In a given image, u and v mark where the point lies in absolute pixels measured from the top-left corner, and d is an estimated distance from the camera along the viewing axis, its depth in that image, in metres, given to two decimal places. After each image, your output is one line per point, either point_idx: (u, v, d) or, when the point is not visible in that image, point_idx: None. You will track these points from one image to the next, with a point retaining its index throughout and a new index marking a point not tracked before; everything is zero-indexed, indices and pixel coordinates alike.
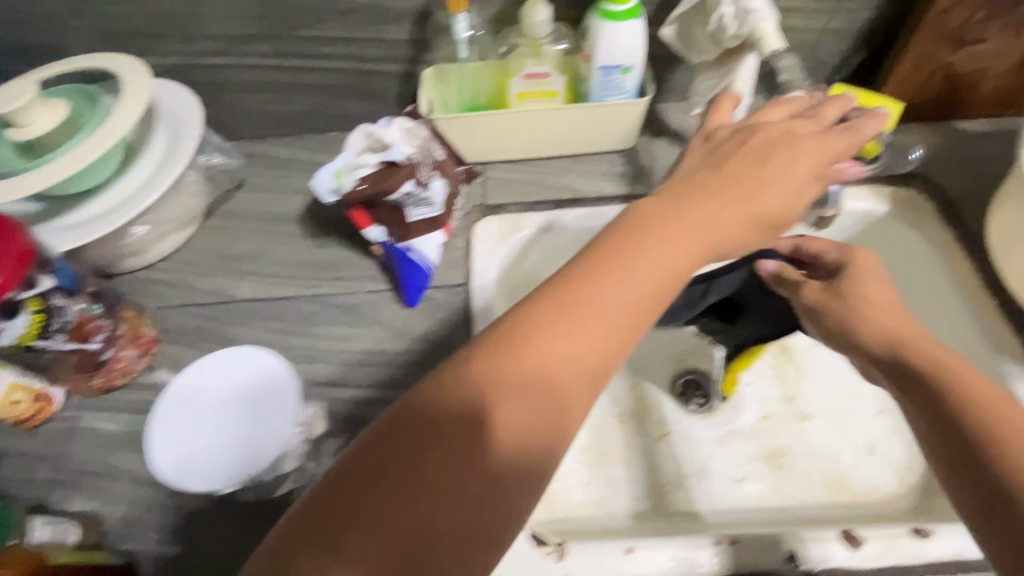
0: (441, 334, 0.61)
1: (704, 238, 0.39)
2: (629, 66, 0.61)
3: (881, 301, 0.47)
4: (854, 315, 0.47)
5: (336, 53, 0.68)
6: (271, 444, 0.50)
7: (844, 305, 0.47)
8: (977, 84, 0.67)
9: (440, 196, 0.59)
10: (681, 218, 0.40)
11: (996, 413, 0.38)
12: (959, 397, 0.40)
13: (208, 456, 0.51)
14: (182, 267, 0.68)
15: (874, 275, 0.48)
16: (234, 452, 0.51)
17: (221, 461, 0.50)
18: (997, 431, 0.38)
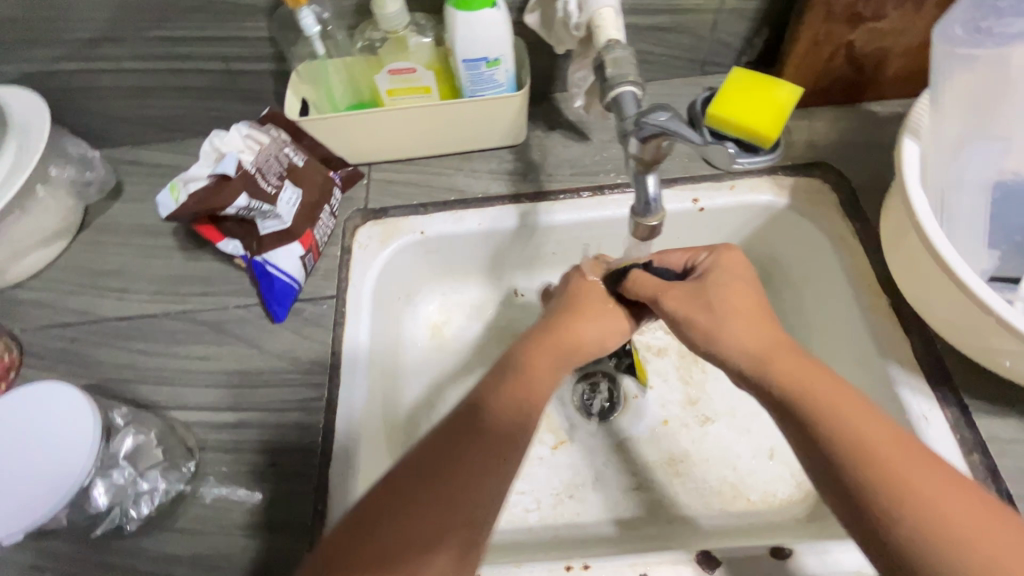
0: (306, 347, 0.58)
1: (596, 326, 0.52)
2: (496, 58, 0.57)
3: (740, 311, 0.47)
4: (708, 327, 0.47)
5: (197, 54, 0.64)
6: (79, 459, 0.42)
7: (712, 318, 0.47)
8: (882, 63, 0.62)
9: (292, 205, 0.58)
10: (580, 315, 0.52)
11: (866, 427, 0.40)
12: (831, 419, 0.41)
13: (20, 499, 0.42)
14: (51, 285, 0.65)
15: (731, 283, 0.49)
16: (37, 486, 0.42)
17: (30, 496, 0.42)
18: (860, 450, 0.39)
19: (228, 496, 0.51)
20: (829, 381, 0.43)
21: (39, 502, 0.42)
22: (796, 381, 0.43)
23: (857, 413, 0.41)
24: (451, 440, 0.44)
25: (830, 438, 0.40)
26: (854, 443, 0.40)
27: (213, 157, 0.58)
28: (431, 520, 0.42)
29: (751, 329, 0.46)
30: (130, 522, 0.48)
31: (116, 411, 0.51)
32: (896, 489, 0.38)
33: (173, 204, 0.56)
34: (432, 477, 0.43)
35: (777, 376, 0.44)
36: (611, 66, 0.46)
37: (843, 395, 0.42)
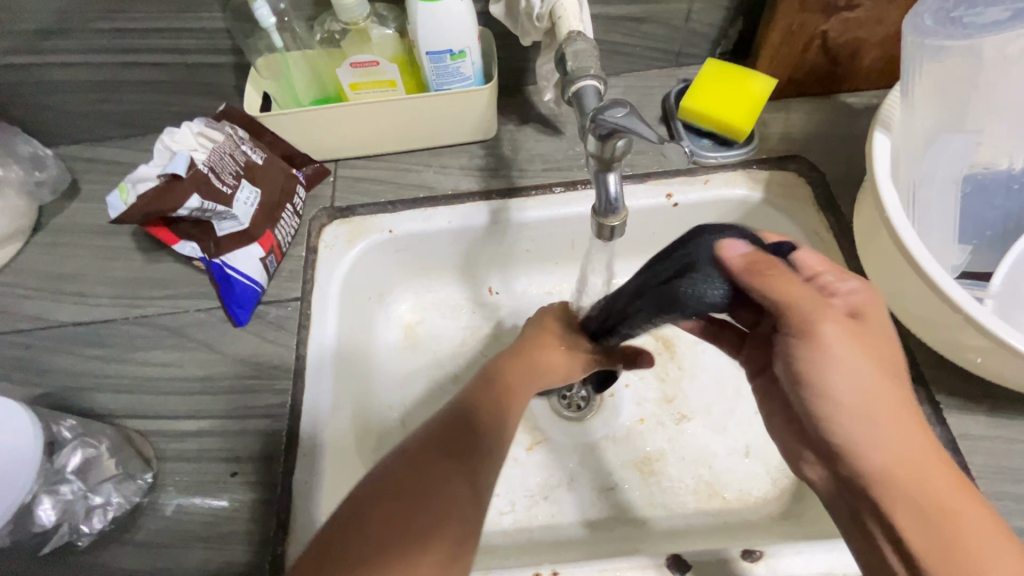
0: (270, 352, 0.56)
1: (551, 361, 0.53)
2: (462, 51, 0.55)
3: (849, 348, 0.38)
4: (820, 372, 0.39)
5: (151, 47, 0.61)
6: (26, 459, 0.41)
7: (847, 350, 0.39)
8: (857, 53, 0.61)
9: (249, 206, 0.56)
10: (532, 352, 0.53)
11: (957, 504, 0.37)
12: (924, 486, 0.37)
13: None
14: (3, 290, 0.62)
15: (881, 320, 0.40)
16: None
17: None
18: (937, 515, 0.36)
19: (187, 507, 0.50)
20: (916, 436, 0.38)
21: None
22: (884, 432, 0.38)
23: (920, 465, 0.38)
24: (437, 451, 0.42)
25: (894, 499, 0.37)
26: (922, 502, 0.37)
27: (164, 156, 0.55)
28: (433, 536, 0.38)
29: (850, 365, 0.38)
30: (83, 537, 0.47)
31: (63, 423, 0.49)
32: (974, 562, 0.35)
33: (121, 205, 0.53)
34: (427, 493, 0.40)
35: (860, 427, 0.39)
36: (573, 58, 0.44)
37: (923, 455, 0.38)
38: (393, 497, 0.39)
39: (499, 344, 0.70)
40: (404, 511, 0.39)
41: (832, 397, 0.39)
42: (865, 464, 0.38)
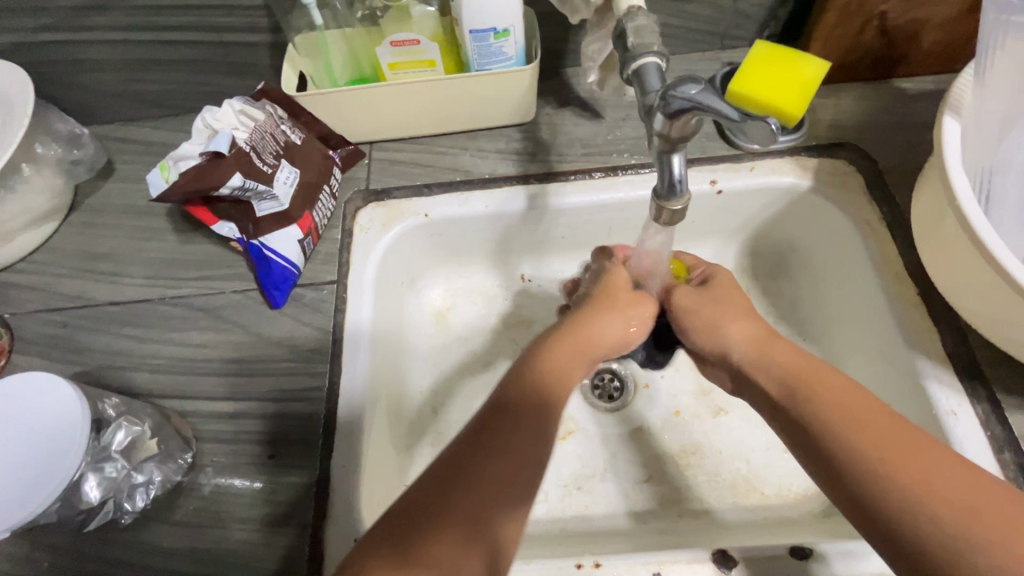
0: (306, 334, 0.56)
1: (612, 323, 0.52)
2: (505, 29, 0.54)
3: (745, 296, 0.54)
4: (710, 321, 0.52)
5: (188, 25, 0.61)
6: (77, 415, 0.42)
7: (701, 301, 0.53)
8: (915, 36, 0.59)
9: (288, 185, 0.56)
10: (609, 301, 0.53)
11: (865, 413, 0.41)
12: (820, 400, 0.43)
13: (35, 476, 0.40)
14: (40, 268, 0.62)
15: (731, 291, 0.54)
16: (49, 456, 0.41)
17: (45, 467, 0.41)
18: (858, 425, 0.40)
19: (226, 487, 0.50)
20: (838, 379, 0.44)
21: (59, 465, 0.40)
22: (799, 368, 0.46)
23: (849, 394, 0.42)
24: (472, 437, 0.42)
25: (825, 414, 0.42)
26: (850, 418, 0.41)
27: (205, 135, 0.55)
28: (458, 514, 0.38)
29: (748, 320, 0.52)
30: (125, 515, 0.48)
31: (107, 401, 0.49)
32: (887, 454, 0.38)
33: (163, 183, 0.53)
34: (463, 484, 0.40)
35: (799, 371, 0.46)
36: (630, 35, 0.43)
37: (852, 392, 0.42)
38: (434, 483, 0.40)
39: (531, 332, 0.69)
40: (438, 497, 0.39)
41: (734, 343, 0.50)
42: (789, 391, 0.45)
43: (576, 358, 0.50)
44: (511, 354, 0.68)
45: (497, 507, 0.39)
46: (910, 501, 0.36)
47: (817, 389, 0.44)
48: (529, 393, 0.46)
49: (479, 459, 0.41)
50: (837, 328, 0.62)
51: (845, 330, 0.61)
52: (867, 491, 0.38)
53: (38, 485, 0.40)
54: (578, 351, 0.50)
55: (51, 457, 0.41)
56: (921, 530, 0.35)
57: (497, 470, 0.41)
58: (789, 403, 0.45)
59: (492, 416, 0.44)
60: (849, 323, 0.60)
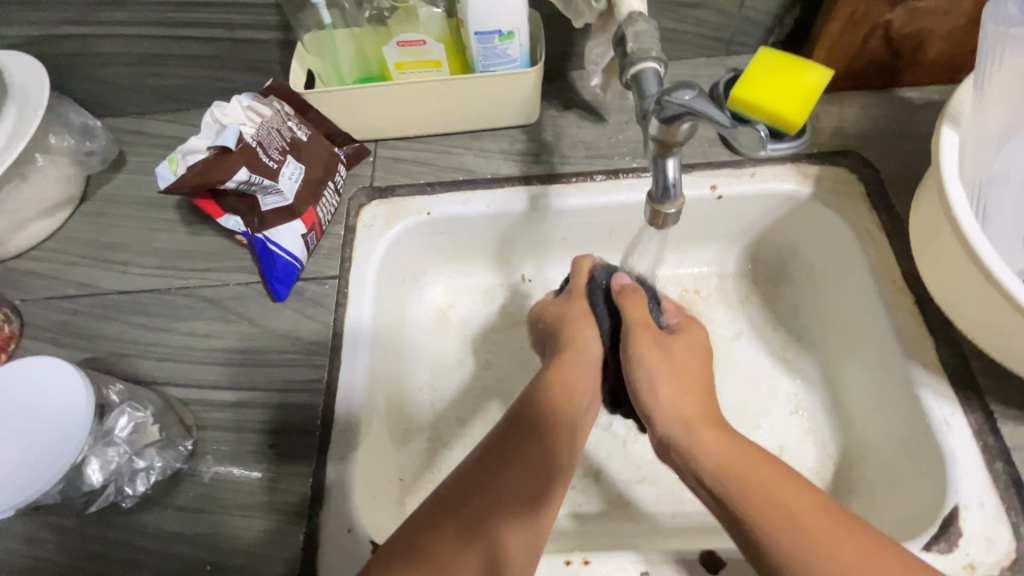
0: (308, 327, 0.57)
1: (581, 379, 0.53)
2: (510, 32, 0.54)
3: (690, 361, 0.54)
4: (656, 392, 0.51)
5: (200, 21, 0.62)
6: (78, 386, 0.43)
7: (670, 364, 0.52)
8: (921, 45, 0.59)
9: (294, 181, 0.57)
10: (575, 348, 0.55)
11: (778, 493, 0.43)
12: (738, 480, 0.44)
13: (47, 445, 0.42)
14: (52, 257, 0.64)
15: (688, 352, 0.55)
16: (56, 427, 0.42)
17: (54, 437, 0.42)
18: (796, 520, 0.41)
19: (226, 475, 0.51)
20: (762, 461, 0.45)
21: (69, 433, 0.42)
22: (729, 455, 0.46)
23: (778, 482, 0.43)
24: (481, 461, 0.47)
25: (762, 508, 0.42)
26: (788, 513, 0.41)
27: (214, 129, 0.56)
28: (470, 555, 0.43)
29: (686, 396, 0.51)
30: (126, 499, 0.49)
31: (111, 387, 0.50)
32: (841, 558, 0.39)
33: (172, 177, 0.54)
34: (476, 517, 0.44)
35: (721, 448, 0.46)
36: (631, 40, 0.43)
37: (783, 481, 0.43)
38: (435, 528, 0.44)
39: (530, 332, 0.70)
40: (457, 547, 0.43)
41: (668, 424, 0.49)
42: (723, 474, 0.45)
43: (578, 368, 0.54)
44: (509, 352, 0.69)
45: (495, 518, 0.44)
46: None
47: (743, 477, 0.44)
48: (530, 423, 0.50)
49: (490, 492, 0.46)
50: (835, 336, 0.62)
51: (842, 338, 0.61)
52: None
53: (50, 454, 0.42)
54: (566, 387, 0.52)
55: (59, 427, 0.42)
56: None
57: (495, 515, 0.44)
58: (727, 497, 0.44)
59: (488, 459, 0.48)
60: (847, 331, 0.60)
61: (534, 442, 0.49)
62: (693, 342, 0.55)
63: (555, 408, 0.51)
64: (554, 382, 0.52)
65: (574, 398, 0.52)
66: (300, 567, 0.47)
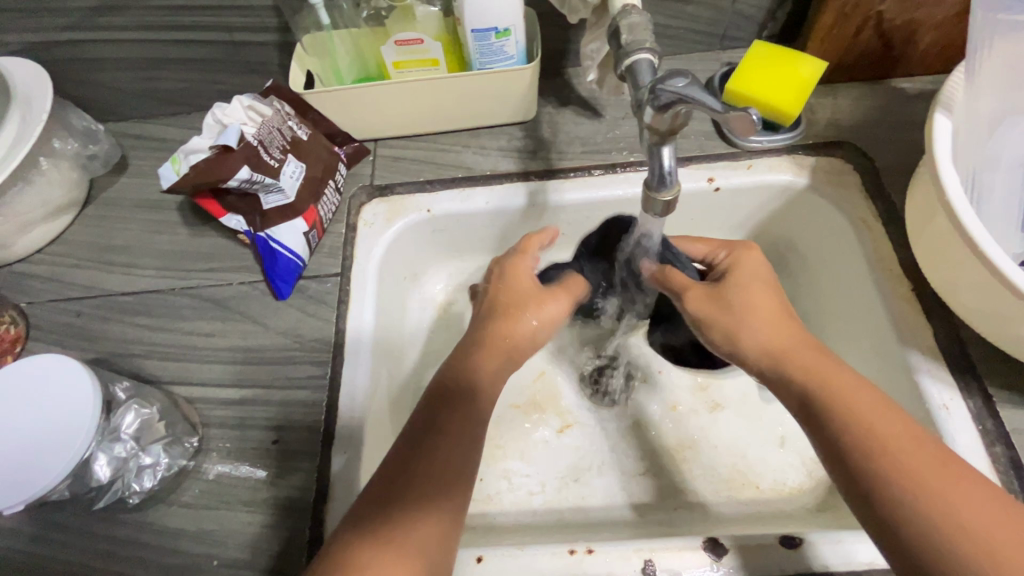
0: (308, 324, 0.57)
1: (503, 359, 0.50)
2: (506, 28, 0.55)
3: (749, 281, 0.50)
4: (729, 328, 0.48)
5: (201, 25, 0.63)
6: (85, 381, 0.44)
7: (726, 309, 0.49)
8: (913, 37, 0.59)
9: (294, 179, 0.57)
10: (509, 323, 0.51)
11: (938, 475, 0.37)
12: (873, 446, 0.39)
13: (54, 439, 0.42)
14: (57, 260, 0.65)
15: (754, 276, 0.51)
16: (64, 421, 0.43)
17: (61, 431, 0.42)
18: (872, 432, 0.40)
19: (231, 472, 0.51)
20: (905, 428, 0.40)
21: (76, 426, 0.43)
22: (811, 370, 0.44)
23: (859, 389, 0.42)
24: (417, 432, 0.44)
25: (851, 421, 0.41)
26: (866, 425, 0.40)
27: (215, 130, 0.56)
28: (420, 517, 0.40)
29: (764, 317, 0.48)
30: (133, 495, 0.49)
31: (118, 385, 0.51)
32: (894, 453, 0.39)
33: (173, 176, 0.55)
34: (418, 471, 0.42)
35: (789, 361, 0.45)
36: (624, 31, 0.44)
37: (865, 392, 0.42)
38: (383, 480, 0.42)
39: None
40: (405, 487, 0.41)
41: (758, 351, 0.47)
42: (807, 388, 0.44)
43: (505, 345, 0.50)
44: None
45: (445, 503, 0.41)
46: (932, 521, 0.36)
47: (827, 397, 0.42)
48: (458, 397, 0.46)
49: (429, 456, 0.43)
50: (835, 327, 0.62)
51: (843, 328, 0.61)
52: (879, 494, 0.38)
53: (59, 446, 0.42)
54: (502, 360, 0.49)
55: (66, 421, 0.43)
56: (924, 545, 0.36)
57: (438, 466, 0.42)
58: (810, 409, 0.43)
59: (424, 427, 0.45)
60: (846, 321, 0.60)
61: (437, 442, 0.44)
62: (746, 272, 0.51)
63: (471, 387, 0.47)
64: (463, 370, 0.48)
65: (494, 365, 0.49)
66: (305, 560, 0.47)
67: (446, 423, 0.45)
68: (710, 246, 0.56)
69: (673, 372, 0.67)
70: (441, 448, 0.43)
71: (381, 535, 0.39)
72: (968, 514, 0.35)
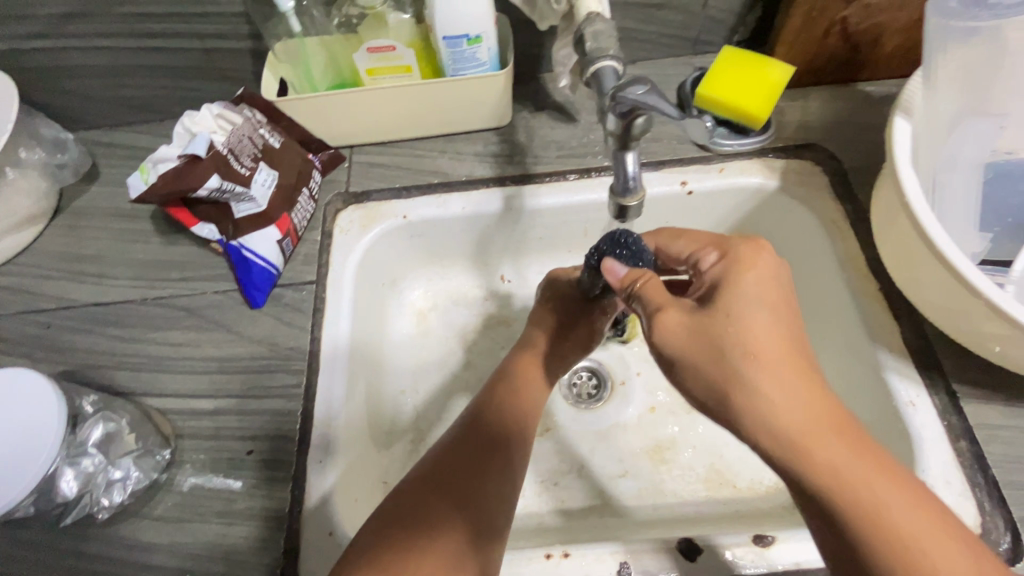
0: (283, 332, 0.57)
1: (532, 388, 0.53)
2: (478, 35, 0.55)
3: (761, 322, 0.39)
4: (729, 390, 0.38)
5: (172, 32, 0.62)
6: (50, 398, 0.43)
7: (707, 351, 0.39)
8: (877, 41, 0.61)
9: (267, 187, 0.57)
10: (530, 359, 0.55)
11: None
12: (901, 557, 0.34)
13: (15, 458, 0.41)
14: (25, 271, 0.64)
15: (750, 307, 0.40)
16: (26, 440, 0.42)
17: (23, 449, 0.42)
18: (896, 539, 0.34)
19: (205, 484, 0.51)
20: (938, 536, 0.35)
21: (39, 445, 0.42)
22: (833, 462, 0.36)
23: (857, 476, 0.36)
24: (476, 454, 0.47)
25: (871, 526, 0.35)
26: (887, 530, 0.34)
27: (185, 139, 0.56)
28: (461, 516, 0.43)
29: (787, 380, 0.38)
30: (102, 511, 0.48)
31: (86, 398, 0.51)
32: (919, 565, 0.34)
33: (142, 186, 0.54)
34: (464, 487, 0.45)
35: (812, 449, 0.36)
36: (590, 38, 0.44)
37: (893, 491, 0.36)
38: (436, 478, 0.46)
39: (511, 331, 0.71)
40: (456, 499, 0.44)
41: (777, 424, 0.37)
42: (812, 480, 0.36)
43: (535, 375, 0.54)
44: (489, 353, 0.69)
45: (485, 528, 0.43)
46: None
47: (841, 495, 0.36)
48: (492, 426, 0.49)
49: (477, 475, 0.46)
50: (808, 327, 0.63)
51: (815, 328, 0.62)
52: None
53: (21, 465, 0.41)
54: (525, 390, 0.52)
55: (29, 439, 0.42)
56: None
57: (489, 494, 0.45)
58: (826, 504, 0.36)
59: (481, 449, 0.48)
60: (818, 321, 0.61)
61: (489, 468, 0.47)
62: (763, 316, 0.39)
63: (510, 415, 0.50)
64: (502, 400, 0.51)
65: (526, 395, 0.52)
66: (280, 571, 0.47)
67: (492, 454, 0.47)
68: (697, 243, 0.46)
69: (650, 374, 0.68)
70: (484, 477, 0.46)
71: (402, 539, 0.41)
72: None
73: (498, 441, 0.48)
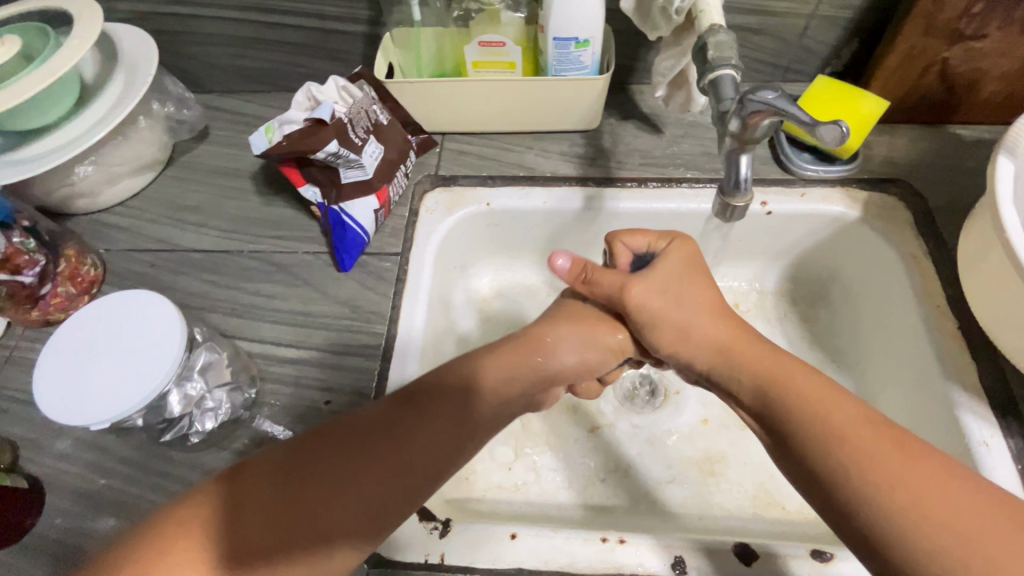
0: (365, 297, 0.60)
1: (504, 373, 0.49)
2: (586, 40, 0.58)
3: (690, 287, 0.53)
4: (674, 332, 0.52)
5: (297, 11, 0.67)
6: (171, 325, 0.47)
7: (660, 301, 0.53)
8: (974, 86, 0.61)
9: (374, 159, 0.61)
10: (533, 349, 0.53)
11: (897, 466, 0.38)
12: (833, 446, 0.40)
13: (133, 374, 0.45)
14: (136, 213, 0.69)
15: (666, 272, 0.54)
16: (145, 360, 0.46)
17: (140, 367, 0.45)
18: (837, 433, 0.40)
19: (281, 425, 0.54)
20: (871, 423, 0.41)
21: (155, 365, 0.45)
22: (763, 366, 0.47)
23: (868, 429, 0.40)
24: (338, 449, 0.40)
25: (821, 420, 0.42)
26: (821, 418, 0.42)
27: (307, 106, 0.61)
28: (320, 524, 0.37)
29: (701, 317, 0.52)
30: (195, 434, 0.51)
31: (196, 327, 0.54)
32: (884, 490, 0.37)
33: (266, 143, 0.58)
34: (305, 485, 0.38)
35: (732, 355, 0.49)
36: (710, 48, 0.47)
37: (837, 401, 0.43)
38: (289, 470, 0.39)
39: None
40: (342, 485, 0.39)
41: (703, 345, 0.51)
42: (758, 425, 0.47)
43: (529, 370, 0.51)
44: None
45: (357, 528, 0.38)
46: (882, 506, 0.37)
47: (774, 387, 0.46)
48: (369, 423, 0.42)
49: (338, 468, 0.39)
50: (873, 359, 0.63)
51: (880, 361, 0.62)
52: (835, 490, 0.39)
53: (136, 382, 0.45)
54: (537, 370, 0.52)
55: (148, 360, 0.45)
56: (877, 525, 0.37)
57: (349, 495, 0.38)
58: (764, 400, 0.46)
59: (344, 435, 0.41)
60: (885, 354, 0.61)
61: (362, 461, 0.40)
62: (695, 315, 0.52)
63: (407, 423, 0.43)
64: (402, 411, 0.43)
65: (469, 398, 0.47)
66: None
67: (357, 448, 0.40)
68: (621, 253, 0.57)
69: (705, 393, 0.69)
70: (351, 467, 0.40)
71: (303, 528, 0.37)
72: (923, 492, 0.36)
73: (386, 439, 0.41)
